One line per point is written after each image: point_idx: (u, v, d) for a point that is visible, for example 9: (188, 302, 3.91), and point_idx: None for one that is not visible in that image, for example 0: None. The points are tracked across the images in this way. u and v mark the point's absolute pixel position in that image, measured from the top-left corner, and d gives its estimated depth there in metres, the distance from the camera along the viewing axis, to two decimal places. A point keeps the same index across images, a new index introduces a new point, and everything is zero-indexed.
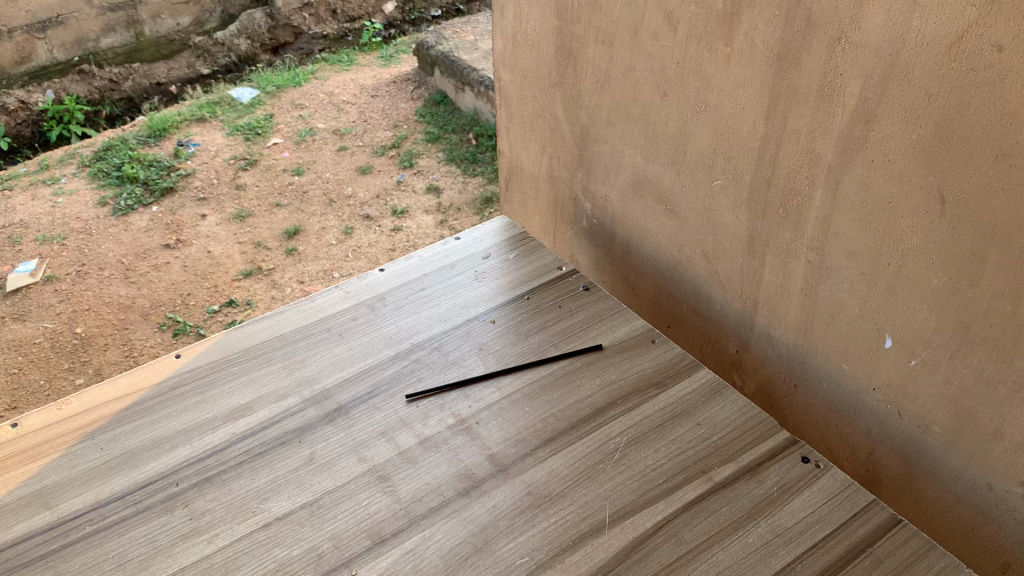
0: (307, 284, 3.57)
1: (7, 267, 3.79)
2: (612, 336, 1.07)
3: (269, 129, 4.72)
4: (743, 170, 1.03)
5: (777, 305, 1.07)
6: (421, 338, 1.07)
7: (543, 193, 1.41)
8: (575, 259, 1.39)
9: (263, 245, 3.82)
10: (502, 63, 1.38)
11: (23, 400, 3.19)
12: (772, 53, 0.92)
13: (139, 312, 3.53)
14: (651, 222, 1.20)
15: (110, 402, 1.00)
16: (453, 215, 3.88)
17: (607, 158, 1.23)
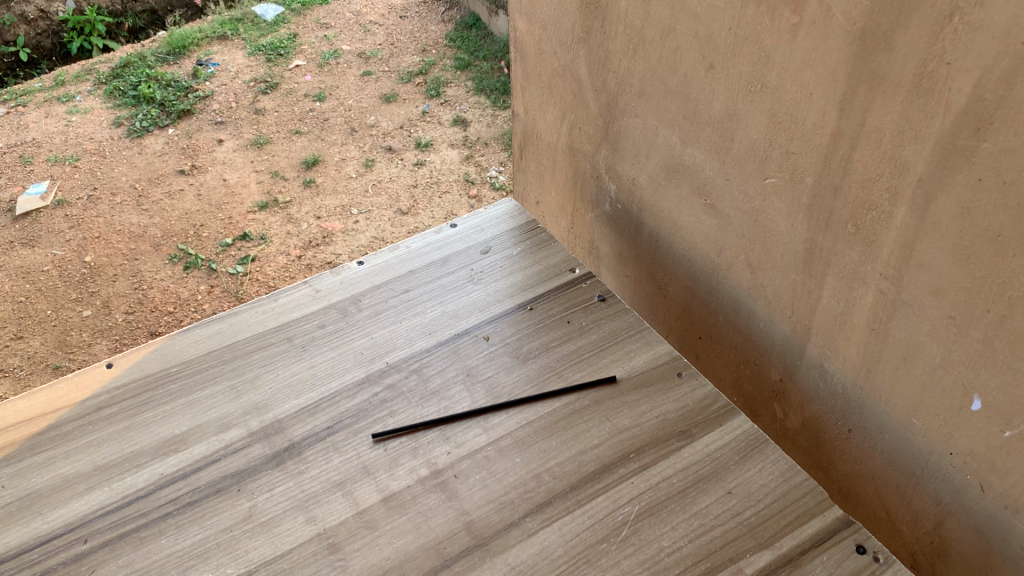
0: (324, 219, 3.39)
1: (18, 188, 3.65)
2: (627, 367, 0.88)
3: (293, 50, 4.49)
4: (804, 170, 0.79)
5: (836, 337, 0.85)
6: (397, 357, 0.89)
7: (562, 166, 1.19)
8: (595, 247, 1.18)
9: (280, 175, 3.63)
10: (518, 11, 1.15)
11: (29, 330, 3.08)
12: (854, 26, 0.68)
13: (150, 242, 3.36)
14: (684, 216, 0.98)
15: (22, 425, 0.85)
16: (479, 150, 3.65)
17: (636, 135, 1.00)
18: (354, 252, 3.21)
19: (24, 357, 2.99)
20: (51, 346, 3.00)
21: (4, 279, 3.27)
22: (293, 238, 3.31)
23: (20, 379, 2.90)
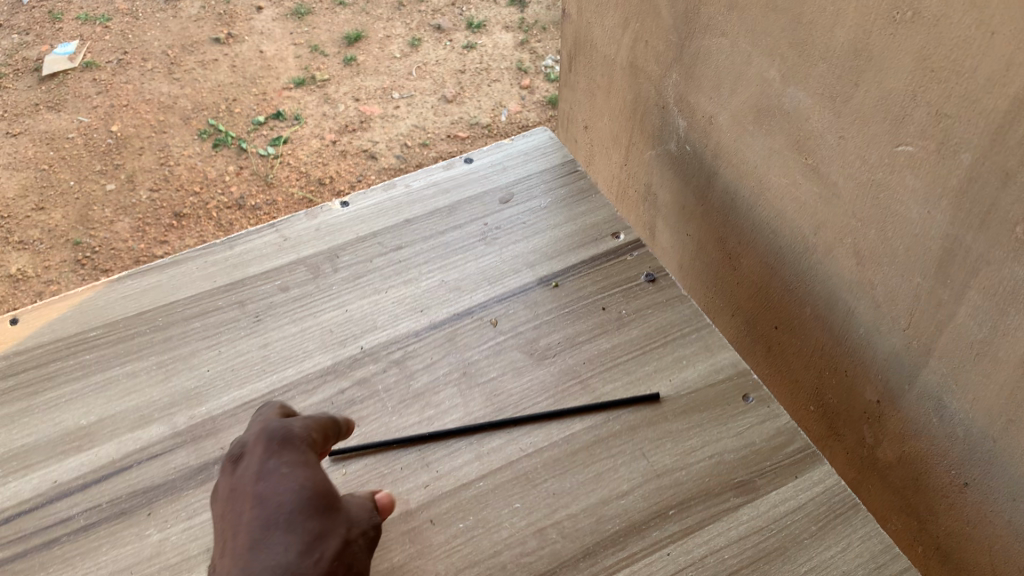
0: (363, 102, 2.98)
1: (46, 47, 3.34)
2: (676, 380, 0.69)
3: None
4: (961, 141, 0.54)
5: (969, 368, 0.61)
6: (376, 340, 0.71)
7: (620, 89, 0.94)
8: (652, 191, 0.95)
9: (320, 50, 3.18)
10: None
11: (51, 201, 2.75)
12: None
13: (180, 115, 2.97)
14: (774, 174, 0.74)
15: None
16: (536, 35, 3.19)
17: (721, 62, 0.75)
18: (392, 142, 2.84)
19: (44, 230, 2.68)
20: (73, 219, 2.68)
21: (27, 145, 2.95)
22: (329, 120, 2.91)
23: (39, 253, 2.61)
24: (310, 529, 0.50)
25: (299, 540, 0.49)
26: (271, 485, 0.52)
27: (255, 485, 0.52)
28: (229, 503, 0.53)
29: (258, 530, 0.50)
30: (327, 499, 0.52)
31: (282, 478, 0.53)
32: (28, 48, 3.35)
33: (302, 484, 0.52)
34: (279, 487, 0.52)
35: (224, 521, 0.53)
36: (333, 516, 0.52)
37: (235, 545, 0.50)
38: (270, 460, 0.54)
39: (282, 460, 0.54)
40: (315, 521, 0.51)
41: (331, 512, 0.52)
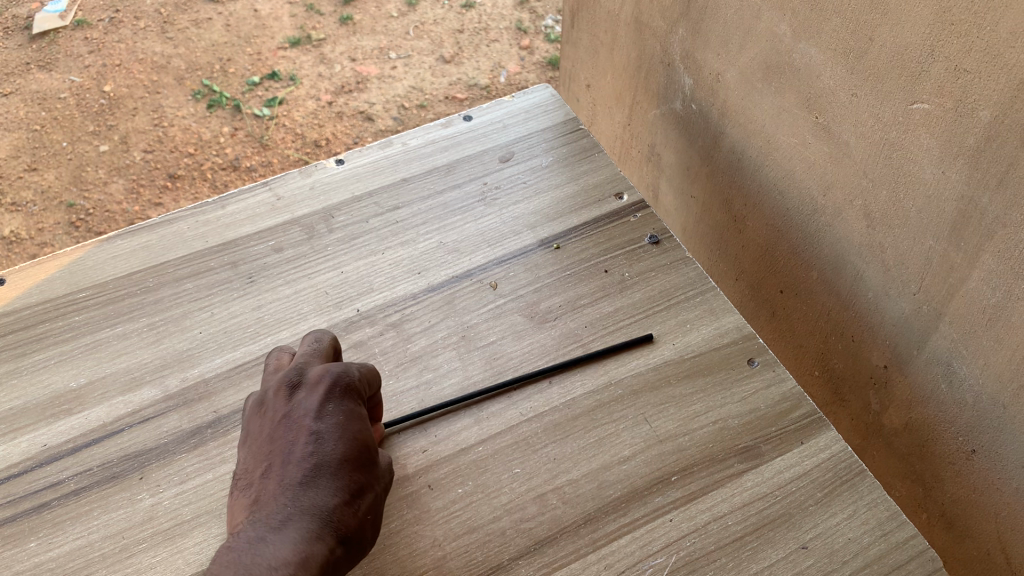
0: (360, 63, 2.93)
1: (36, 4, 3.27)
2: (679, 344, 0.67)
3: None
4: (980, 100, 0.53)
5: (979, 334, 0.60)
6: (373, 303, 0.70)
7: (624, 46, 0.92)
8: (656, 151, 0.93)
9: (316, 8, 3.12)
10: None
11: (44, 162, 2.72)
12: None
13: (173, 74, 2.92)
14: (783, 133, 0.72)
15: None
16: None
17: (729, 16, 0.72)
18: (390, 103, 2.80)
19: (37, 191, 2.65)
20: (66, 181, 2.65)
21: (18, 105, 2.89)
22: (325, 81, 2.87)
23: (33, 215, 2.59)
24: (355, 480, 0.55)
25: (343, 487, 0.54)
26: (327, 431, 0.56)
27: (312, 423, 0.56)
28: (281, 424, 0.57)
29: (309, 468, 0.54)
30: (374, 451, 0.56)
31: (335, 429, 0.56)
32: (18, 5, 3.28)
33: (354, 436, 0.56)
34: (335, 431, 0.56)
35: (272, 439, 0.56)
36: (373, 468, 0.56)
37: (285, 471, 0.54)
38: (330, 403, 0.57)
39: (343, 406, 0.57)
40: (359, 474, 0.55)
41: (372, 468, 0.56)
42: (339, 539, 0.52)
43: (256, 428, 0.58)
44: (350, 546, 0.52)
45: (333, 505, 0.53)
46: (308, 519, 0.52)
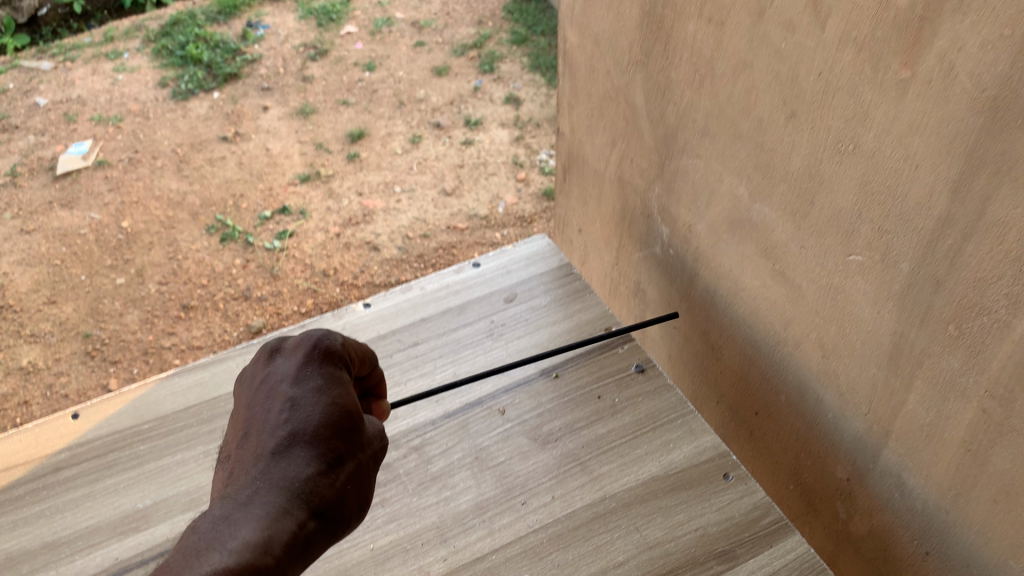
0: (366, 197, 3.10)
1: (61, 147, 3.47)
2: (664, 462, 0.77)
3: (345, 15, 4.07)
4: (899, 254, 0.65)
5: (919, 448, 0.70)
6: (397, 430, 0.82)
7: (609, 199, 1.05)
8: (641, 289, 1.04)
9: (324, 147, 3.32)
10: (570, 21, 1.01)
11: (62, 295, 2.85)
12: (983, 95, 0.54)
13: (188, 210, 3.09)
14: (748, 277, 0.83)
15: None
16: (530, 131, 3.30)
17: (696, 179, 0.86)
18: (394, 233, 2.95)
19: (55, 322, 2.76)
20: (83, 313, 2.77)
21: (40, 241, 3.05)
22: (332, 215, 3.03)
23: (50, 345, 2.69)
24: (331, 443, 0.66)
25: (317, 448, 0.65)
26: (305, 398, 0.68)
27: (292, 392, 0.69)
28: (269, 394, 0.70)
29: (287, 429, 0.66)
30: (349, 420, 0.68)
31: (310, 396, 0.68)
32: (43, 148, 3.48)
33: (329, 402, 0.68)
34: (311, 398, 0.68)
35: (260, 409, 0.69)
36: (352, 435, 0.68)
37: (269, 430, 0.67)
38: (310, 377, 0.70)
39: (320, 377, 0.70)
40: (335, 440, 0.67)
41: (349, 436, 0.68)
42: (310, 491, 0.63)
43: (253, 397, 0.72)
44: (326, 500, 0.63)
45: (310, 459, 0.65)
46: (286, 472, 0.63)
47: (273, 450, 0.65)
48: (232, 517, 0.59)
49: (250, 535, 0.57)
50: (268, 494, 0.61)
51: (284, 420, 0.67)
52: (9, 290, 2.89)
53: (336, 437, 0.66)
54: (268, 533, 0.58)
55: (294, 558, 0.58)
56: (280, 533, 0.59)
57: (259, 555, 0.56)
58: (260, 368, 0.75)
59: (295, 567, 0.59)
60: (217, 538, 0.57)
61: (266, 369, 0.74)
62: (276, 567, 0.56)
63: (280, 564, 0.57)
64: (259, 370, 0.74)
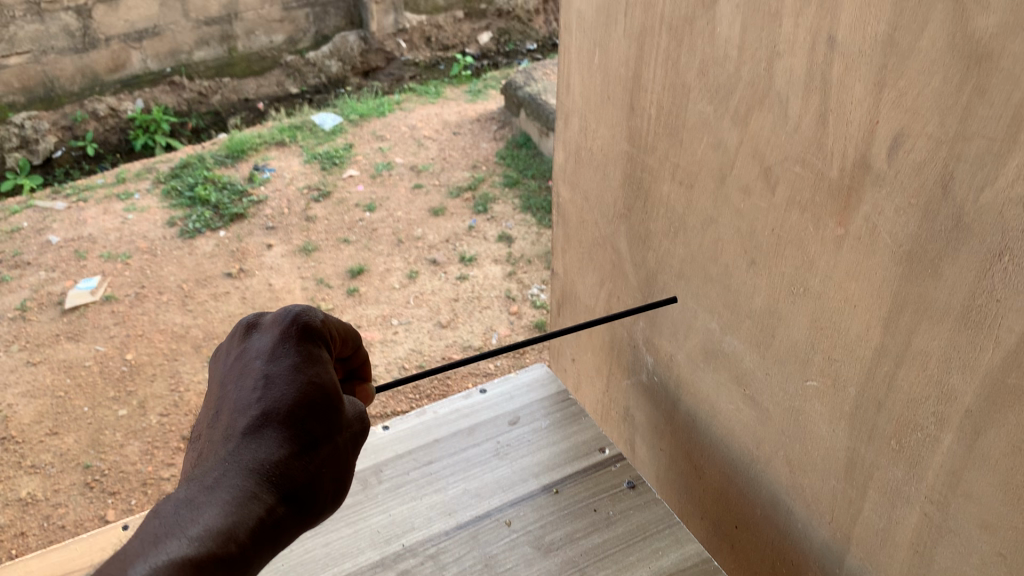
0: (364, 329, 3.20)
1: (70, 282, 3.60)
2: (654, 567, 0.86)
3: (347, 160, 4.31)
4: (846, 378, 0.76)
5: (876, 551, 0.79)
6: (413, 540, 0.91)
7: (599, 332, 1.17)
8: (630, 413, 1.15)
9: (325, 282, 3.47)
10: (562, 179, 1.16)
11: (64, 426, 2.91)
12: (900, 248, 0.67)
13: (192, 343, 3.20)
14: (723, 400, 0.95)
15: None
16: (522, 266, 3.46)
17: (674, 315, 0.98)
18: (391, 365, 3.01)
19: (56, 454, 2.81)
20: (84, 444, 2.82)
21: (45, 373, 3.14)
22: None
23: (50, 476, 2.72)
24: (299, 423, 0.75)
25: (285, 427, 0.74)
26: (277, 379, 0.77)
27: (267, 373, 0.78)
28: (247, 372, 0.80)
29: (260, 407, 0.75)
30: (318, 400, 0.77)
31: (281, 377, 0.77)
32: (53, 283, 3.61)
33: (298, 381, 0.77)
34: (282, 378, 0.77)
35: (239, 386, 0.79)
36: (324, 415, 0.77)
37: (245, 407, 0.76)
38: (284, 358, 0.79)
39: (294, 357, 0.79)
40: (304, 418, 0.76)
41: (317, 416, 0.76)
42: (277, 469, 0.72)
43: (234, 373, 0.81)
44: (294, 480, 0.72)
45: (280, 439, 0.74)
46: (257, 452, 0.72)
47: (245, 430, 0.74)
48: (196, 500, 0.67)
49: (211, 520, 0.65)
50: (236, 478, 0.70)
51: (258, 402, 0.76)
52: (12, 421, 2.94)
53: (305, 417, 0.75)
54: (232, 519, 0.66)
55: (259, 541, 0.67)
56: (247, 517, 0.67)
57: (221, 540, 0.63)
58: (242, 344, 0.84)
59: (262, 550, 0.67)
60: (179, 523, 0.64)
61: (246, 349, 0.83)
62: (239, 551, 0.64)
63: (244, 546, 0.65)
64: (241, 350, 0.84)
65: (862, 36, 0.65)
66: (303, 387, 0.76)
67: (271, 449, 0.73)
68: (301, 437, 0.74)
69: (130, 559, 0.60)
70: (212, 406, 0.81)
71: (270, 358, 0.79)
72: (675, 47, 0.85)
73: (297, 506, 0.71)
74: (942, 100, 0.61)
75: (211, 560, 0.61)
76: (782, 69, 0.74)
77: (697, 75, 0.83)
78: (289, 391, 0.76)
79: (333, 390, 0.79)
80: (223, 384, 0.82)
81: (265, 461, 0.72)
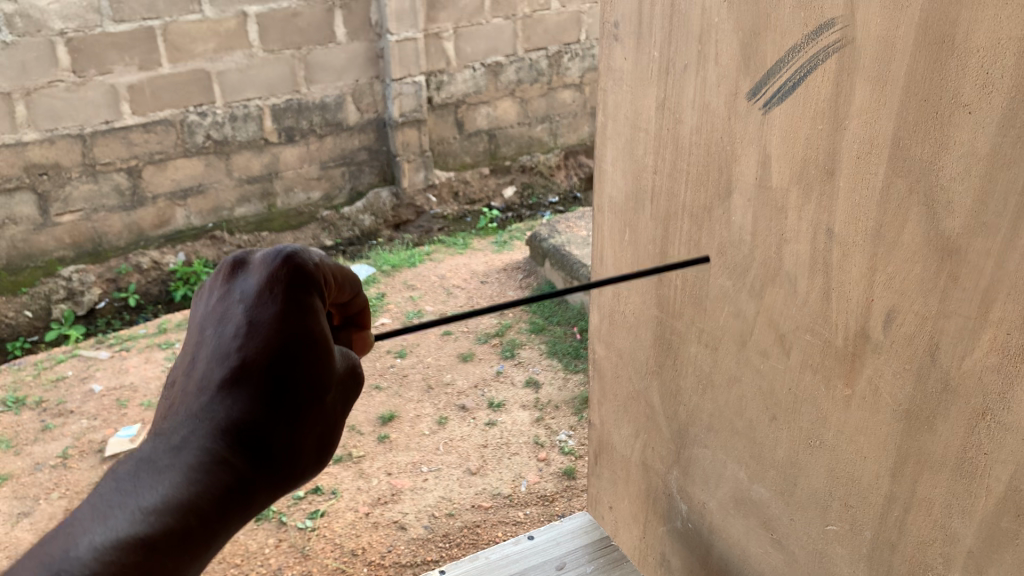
0: (395, 476, 3.25)
1: (110, 429, 3.70)
2: None
3: (379, 309, 4.48)
4: (863, 523, 0.86)
5: None
6: None
7: (635, 479, 1.26)
8: (666, 557, 1.22)
9: (357, 428, 3.55)
10: (597, 338, 1.28)
11: None
12: (899, 406, 0.78)
13: None
14: (753, 545, 1.03)
15: None
16: (550, 411, 3.54)
17: (706, 464, 1.08)
18: (421, 512, 3.04)
19: None
20: None
21: None
22: (362, 493, 3.17)
23: None
24: (271, 374, 0.82)
25: (258, 378, 0.82)
26: (258, 329, 0.84)
27: (250, 322, 0.85)
28: (230, 314, 0.87)
29: (237, 357, 0.83)
30: (294, 353, 0.84)
31: (261, 328, 0.84)
32: (94, 431, 3.71)
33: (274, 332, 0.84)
34: (261, 329, 0.84)
35: (222, 326, 0.86)
36: (299, 367, 0.84)
37: (224, 352, 0.84)
38: (268, 308, 0.85)
39: (280, 306, 0.85)
40: (277, 369, 0.83)
41: (296, 369, 0.84)
42: (244, 421, 0.80)
43: (220, 309, 0.89)
44: (262, 437, 0.80)
45: (249, 397, 0.81)
46: (228, 404, 0.80)
47: (222, 382, 0.81)
48: (161, 466, 0.75)
49: (169, 490, 0.72)
50: (204, 444, 0.77)
51: (238, 354, 0.83)
52: None
53: (283, 370, 0.83)
54: (194, 491, 0.73)
55: (223, 501, 0.75)
56: (210, 485, 0.74)
57: (180, 513, 0.71)
58: (231, 275, 0.91)
59: (229, 507, 0.75)
60: (140, 490, 0.72)
61: (233, 289, 0.89)
62: (200, 520, 0.72)
63: (204, 512, 0.73)
64: (227, 289, 0.90)
65: (855, 228, 0.78)
66: (283, 339, 0.84)
67: (245, 405, 0.81)
68: (274, 392, 0.82)
69: (79, 534, 0.68)
70: (191, 344, 0.88)
71: (256, 305, 0.86)
72: (696, 230, 0.99)
73: (266, 461, 0.79)
74: (925, 284, 0.73)
75: (165, 531, 0.69)
76: (791, 252, 0.87)
77: (716, 253, 0.97)
78: (269, 345, 0.83)
79: (320, 344, 0.86)
80: (202, 324, 0.89)
81: (238, 418, 0.80)
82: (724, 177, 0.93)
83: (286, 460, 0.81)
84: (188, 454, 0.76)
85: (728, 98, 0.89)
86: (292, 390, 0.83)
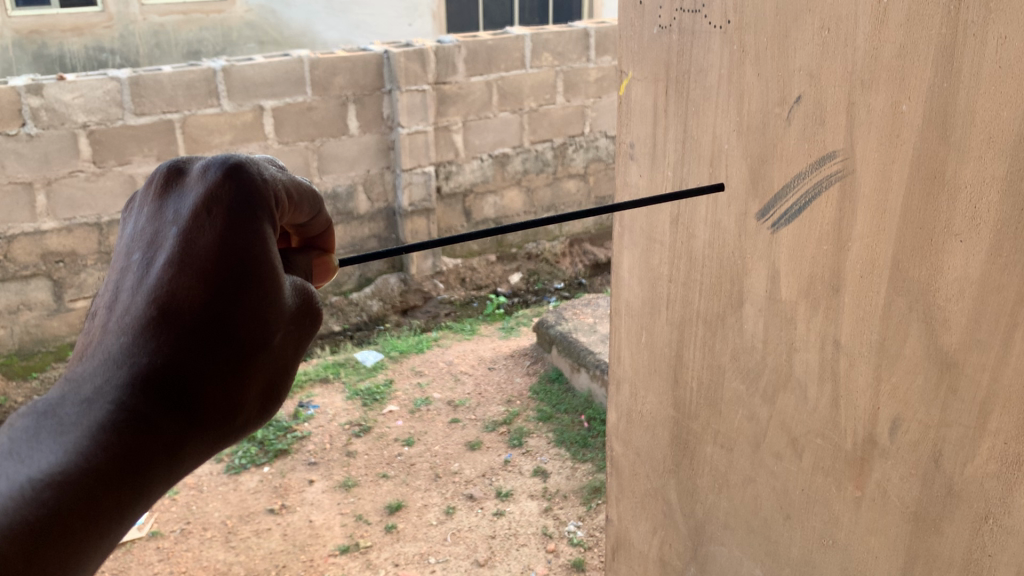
0: (402, 567, 3.24)
1: None
2: None
3: (387, 395, 4.51)
4: None
5: None
6: None
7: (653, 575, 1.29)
8: None
9: (363, 518, 3.54)
10: (615, 436, 1.33)
11: None
12: (907, 509, 0.83)
13: None
14: None
15: None
16: (558, 501, 3.54)
17: (722, 560, 1.12)
18: None
19: None
20: None
21: None
22: None
23: None
24: (198, 313, 0.74)
25: (181, 315, 0.74)
26: (189, 257, 0.76)
27: (181, 249, 0.76)
28: (160, 236, 0.78)
29: (160, 289, 0.75)
30: (229, 289, 0.75)
31: (192, 256, 0.76)
32: None
33: (207, 262, 0.75)
34: (191, 258, 0.76)
35: (150, 249, 0.78)
36: (235, 305, 0.75)
37: (147, 281, 0.76)
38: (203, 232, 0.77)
39: (217, 230, 0.77)
40: (207, 306, 0.74)
41: (229, 307, 0.75)
42: (162, 366, 0.72)
43: (150, 228, 0.80)
44: (183, 389, 0.72)
45: (170, 338, 0.73)
46: (144, 345, 0.73)
47: (142, 320, 0.73)
48: (64, 424, 0.69)
49: (63, 456, 0.66)
50: (113, 398, 0.70)
51: (163, 286, 0.75)
52: None
53: (215, 309, 0.75)
54: (95, 457, 0.67)
55: (129, 465, 0.68)
56: (115, 448, 0.68)
57: (76, 487, 0.65)
58: (167, 189, 0.82)
59: (138, 473, 0.68)
60: (32, 456, 0.66)
61: (166, 207, 0.80)
62: (101, 490, 0.66)
63: (108, 479, 0.67)
64: (160, 204, 0.81)
65: (859, 341, 0.85)
66: (217, 273, 0.75)
67: (168, 350, 0.73)
68: (200, 334, 0.74)
69: None
70: (119, 270, 0.80)
71: (191, 226, 0.77)
72: (710, 336, 1.05)
73: (189, 414, 0.72)
74: (925, 395, 0.79)
75: (53, 507, 0.64)
76: (800, 361, 0.93)
77: (730, 359, 1.03)
78: (201, 281, 0.75)
79: (266, 276, 0.77)
80: (131, 247, 0.80)
81: (157, 367, 0.72)
82: (736, 289, 0.99)
83: (217, 411, 0.74)
84: (98, 411, 0.69)
85: (738, 218, 0.97)
86: (228, 332, 0.75)
